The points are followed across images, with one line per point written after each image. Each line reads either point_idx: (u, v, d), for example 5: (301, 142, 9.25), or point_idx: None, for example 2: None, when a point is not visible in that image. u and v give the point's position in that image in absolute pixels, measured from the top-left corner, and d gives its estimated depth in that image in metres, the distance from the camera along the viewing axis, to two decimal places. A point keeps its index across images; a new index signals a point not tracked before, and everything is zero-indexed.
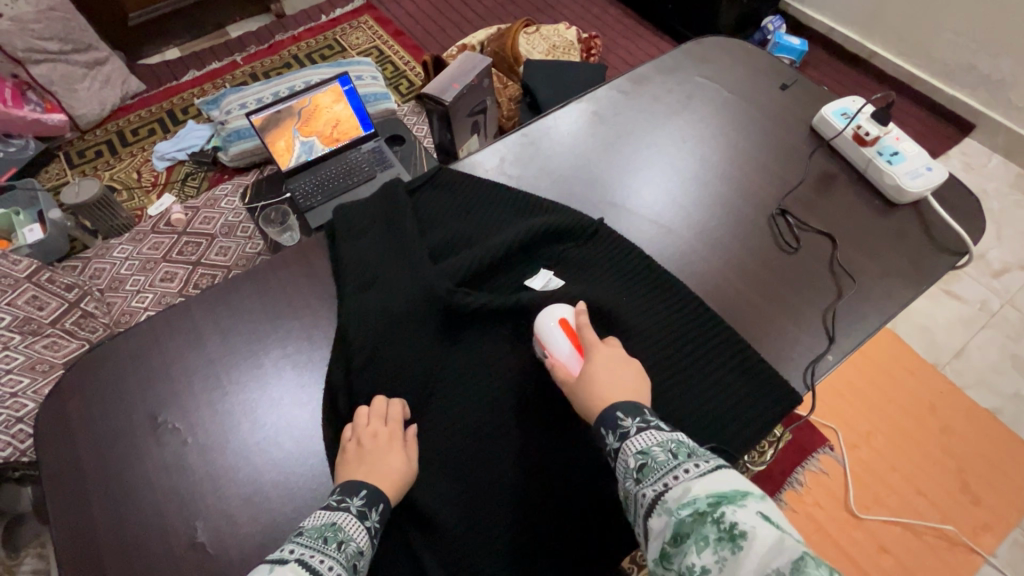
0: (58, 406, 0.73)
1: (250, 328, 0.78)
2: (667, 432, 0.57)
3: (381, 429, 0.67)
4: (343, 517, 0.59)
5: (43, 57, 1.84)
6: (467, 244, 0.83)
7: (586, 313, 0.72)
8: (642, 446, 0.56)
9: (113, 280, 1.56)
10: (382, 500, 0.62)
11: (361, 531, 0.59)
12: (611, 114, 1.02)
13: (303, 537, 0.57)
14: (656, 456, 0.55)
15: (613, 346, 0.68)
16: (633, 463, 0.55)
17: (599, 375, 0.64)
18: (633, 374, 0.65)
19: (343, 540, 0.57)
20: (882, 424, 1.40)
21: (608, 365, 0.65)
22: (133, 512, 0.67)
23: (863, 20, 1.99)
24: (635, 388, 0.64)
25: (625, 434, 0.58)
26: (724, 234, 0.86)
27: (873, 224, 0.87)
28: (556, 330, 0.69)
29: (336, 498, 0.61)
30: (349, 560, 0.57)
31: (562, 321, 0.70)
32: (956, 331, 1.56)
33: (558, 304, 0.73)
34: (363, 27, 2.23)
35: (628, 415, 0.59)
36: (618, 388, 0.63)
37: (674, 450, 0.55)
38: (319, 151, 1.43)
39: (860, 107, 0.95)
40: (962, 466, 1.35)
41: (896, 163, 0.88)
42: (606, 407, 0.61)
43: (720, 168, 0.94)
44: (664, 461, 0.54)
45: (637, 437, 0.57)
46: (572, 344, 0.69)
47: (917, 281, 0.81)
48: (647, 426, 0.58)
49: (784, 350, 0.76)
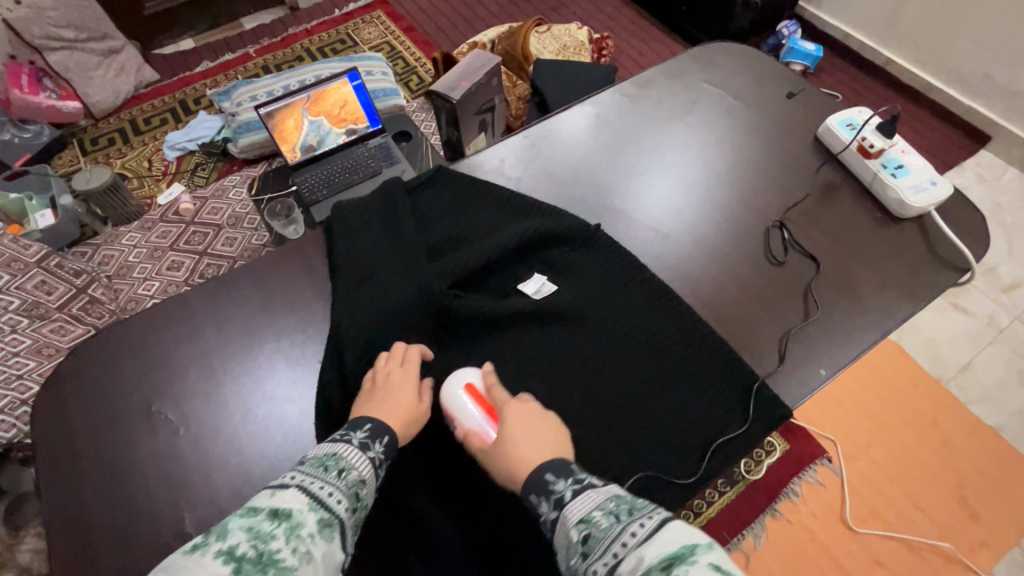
0: (55, 390, 0.74)
1: (247, 320, 0.79)
2: (605, 490, 0.55)
3: (396, 369, 0.69)
4: (345, 448, 0.60)
5: (60, 45, 1.87)
6: (462, 245, 0.84)
7: (495, 372, 0.71)
8: (582, 514, 0.54)
9: (121, 267, 1.59)
10: (386, 433, 0.63)
11: (363, 461, 0.60)
12: (614, 117, 1.01)
13: (304, 466, 0.57)
14: (598, 522, 0.52)
15: (527, 402, 0.68)
16: (576, 535, 0.53)
17: (517, 434, 0.63)
18: (548, 427, 0.65)
19: (344, 469, 0.58)
20: (881, 437, 1.38)
21: (523, 423, 0.64)
22: (124, 498, 0.68)
23: (879, 26, 1.96)
24: (555, 443, 0.63)
25: (559, 501, 0.56)
26: (722, 243, 0.86)
27: (875, 236, 0.86)
28: (462, 398, 0.68)
29: (340, 432, 0.62)
30: (350, 488, 0.57)
31: (470, 386, 0.69)
32: (962, 345, 1.54)
33: (464, 369, 0.71)
34: (375, 22, 2.24)
35: (560, 477, 0.58)
36: (536, 447, 0.62)
37: (615, 511, 0.52)
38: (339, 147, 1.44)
39: (866, 117, 0.93)
40: (961, 480, 1.34)
41: (900, 177, 0.86)
42: (531, 472, 0.60)
43: (722, 175, 0.94)
44: (606, 527, 0.51)
45: (573, 503, 0.55)
46: (477, 407, 0.67)
47: (917, 296, 0.80)
48: (581, 488, 0.56)
49: (782, 365, 0.75)
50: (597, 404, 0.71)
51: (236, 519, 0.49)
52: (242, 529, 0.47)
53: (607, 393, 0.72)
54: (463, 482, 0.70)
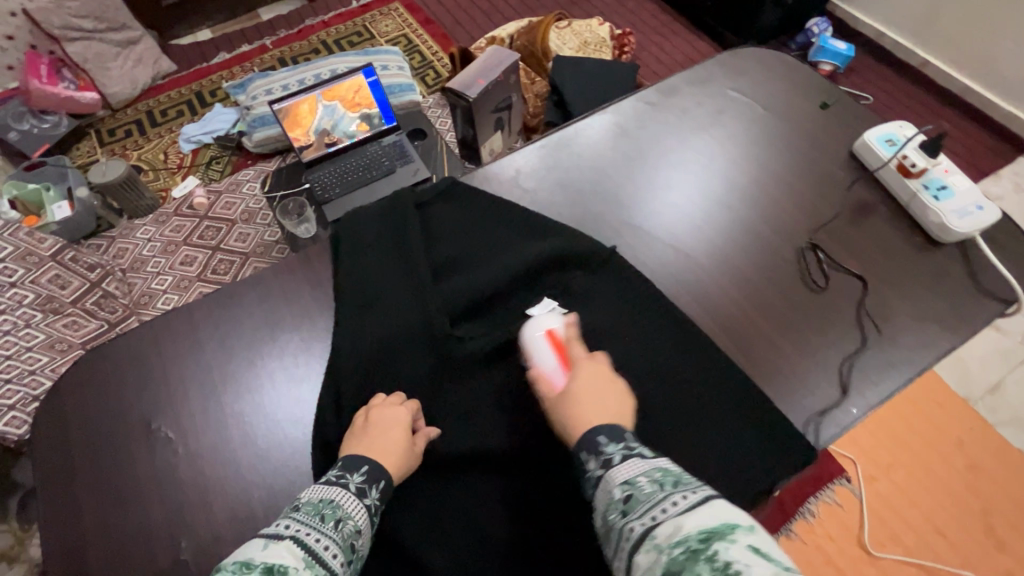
0: (56, 403, 0.73)
1: (249, 336, 0.77)
2: (652, 461, 0.53)
3: (393, 409, 0.67)
4: (341, 494, 0.58)
5: (78, 35, 1.87)
6: (469, 266, 0.81)
7: (575, 328, 0.71)
8: (627, 477, 0.52)
9: (135, 261, 1.59)
10: (383, 477, 0.61)
11: (360, 509, 0.57)
12: (635, 126, 0.97)
13: (299, 513, 0.54)
14: (642, 487, 0.50)
15: (599, 362, 0.66)
16: (618, 495, 0.51)
17: (584, 392, 0.62)
18: (615, 392, 0.63)
19: (341, 518, 0.55)
20: (904, 458, 1.32)
21: (592, 381, 0.63)
22: (120, 519, 0.67)
23: (916, 25, 1.87)
24: (617, 409, 0.61)
25: (607, 462, 0.54)
26: (746, 267, 0.81)
27: (911, 262, 0.81)
28: (540, 342, 0.69)
29: (335, 474, 0.60)
30: (346, 540, 0.55)
31: (550, 333, 0.69)
32: (992, 365, 1.47)
33: (548, 316, 0.72)
34: (392, 15, 2.20)
35: (611, 441, 0.56)
36: (596, 409, 0.60)
37: (660, 481, 0.50)
38: (354, 133, 1.43)
39: (908, 133, 0.87)
40: (986, 506, 1.27)
41: (942, 200, 0.81)
42: (585, 430, 0.58)
43: (747, 192, 0.89)
44: (650, 493, 0.49)
45: (620, 465, 0.53)
46: (554, 356, 0.68)
47: (956, 329, 0.76)
48: (630, 454, 0.54)
49: (806, 398, 0.71)
50: None
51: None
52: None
53: None
54: (468, 516, 0.67)
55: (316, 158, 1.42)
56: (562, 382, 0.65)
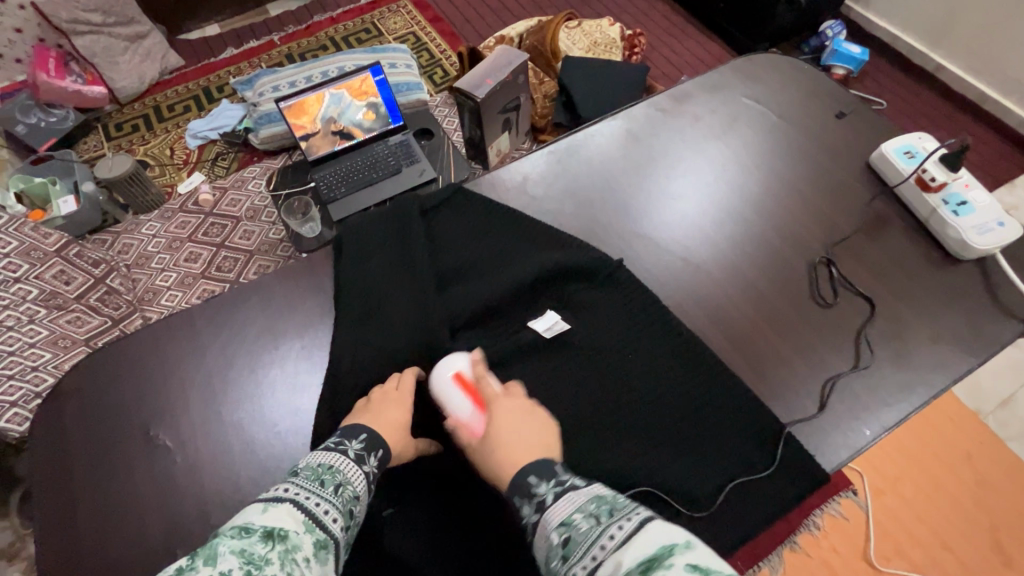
0: (56, 407, 0.73)
1: (251, 343, 0.76)
2: (587, 493, 0.53)
3: (392, 392, 0.67)
4: (339, 460, 0.58)
5: (87, 29, 1.86)
6: (471, 277, 0.80)
7: (484, 363, 0.70)
8: (563, 517, 0.51)
9: (139, 257, 1.58)
10: (381, 446, 0.62)
11: (358, 476, 0.58)
12: (646, 133, 0.95)
13: (298, 479, 0.55)
14: (579, 526, 0.49)
15: (516, 396, 0.66)
16: (556, 539, 0.50)
17: (504, 431, 0.61)
18: (535, 424, 0.63)
19: (341, 483, 0.56)
20: (912, 471, 1.27)
21: (511, 417, 0.63)
22: (116, 529, 0.66)
23: (933, 31, 1.84)
24: (542, 441, 0.61)
25: (541, 504, 0.54)
26: (758, 281, 0.79)
27: (929, 279, 0.79)
28: (450, 386, 0.67)
29: (334, 441, 0.61)
30: (346, 505, 0.55)
31: (457, 376, 0.67)
32: (1005, 379, 1.44)
33: (454, 354, 0.70)
34: (401, 12, 2.18)
35: (542, 480, 0.56)
36: (523, 446, 0.60)
37: (596, 514, 0.50)
38: (360, 121, 1.41)
39: (927, 146, 0.85)
40: (995, 522, 1.21)
41: (962, 215, 0.79)
42: (516, 472, 0.58)
43: (759, 203, 0.87)
44: (586, 530, 0.49)
45: (554, 506, 0.53)
46: (467, 398, 0.66)
47: (974, 350, 0.74)
48: (563, 491, 0.54)
49: (818, 416, 0.69)
50: (615, 455, 0.66)
51: (227, 540, 0.44)
52: (232, 553, 0.43)
53: (627, 441, 0.67)
54: (469, 532, 0.66)
55: (323, 149, 1.40)
56: (480, 425, 0.65)
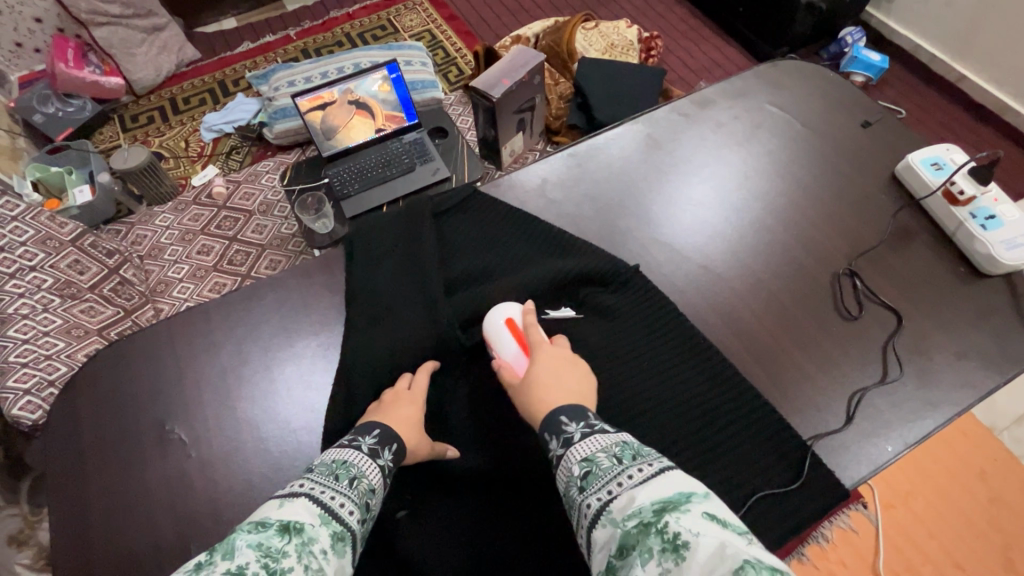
0: (72, 400, 0.73)
1: (267, 340, 0.76)
2: (614, 436, 0.51)
3: (403, 393, 0.67)
4: (354, 455, 0.57)
5: (105, 20, 1.87)
6: (484, 280, 0.79)
7: (536, 313, 0.69)
8: (587, 453, 0.49)
9: (153, 248, 1.59)
10: (395, 440, 0.60)
11: (373, 469, 0.57)
12: (667, 138, 0.94)
13: (313, 474, 0.53)
14: (601, 462, 0.48)
15: (562, 345, 0.66)
16: (577, 471, 0.49)
17: (543, 375, 0.60)
18: (578, 374, 0.61)
19: (356, 476, 0.54)
20: (923, 485, 1.21)
21: (556, 364, 0.61)
22: (127, 523, 0.66)
23: (955, 39, 1.81)
24: (578, 389, 0.59)
25: (568, 441, 0.52)
26: (779, 291, 0.78)
27: (955, 295, 0.78)
28: (503, 330, 0.67)
29: (347, 437, 0.59)
30: (361, 497, 0.53)
31: (510, 320, 0.68)
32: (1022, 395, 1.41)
33: (508, 302, 0.70)
34: (417, 10, 2.18)
35: (573, 420, 0.54)
36: (560, 390, 0.58)
37: (619, 455, 0.48)
38: (376, 94, 1.38)
39: (955, 157, 0.84)
40: (1008, 542, 1.15)
41: (990, 229, 0.77)
42: (550, 411, 0.56)
43: (780, 212, 0.86)
44: (608, 468, 0.47)
45: (580, 443, 0.51)
46: (514, 344, 0.66)
47: (1000, 368, 0.72)
48: (591, 432, 0.52)
49: (839, 430, 0.68)
50: None
51: (243, 535, 0.43)
52: (249, 547, 0.41)
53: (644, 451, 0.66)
54: (481, 541, 0.65)
55: (339, 118, 1.39)
56: (523, 368, 0.64)
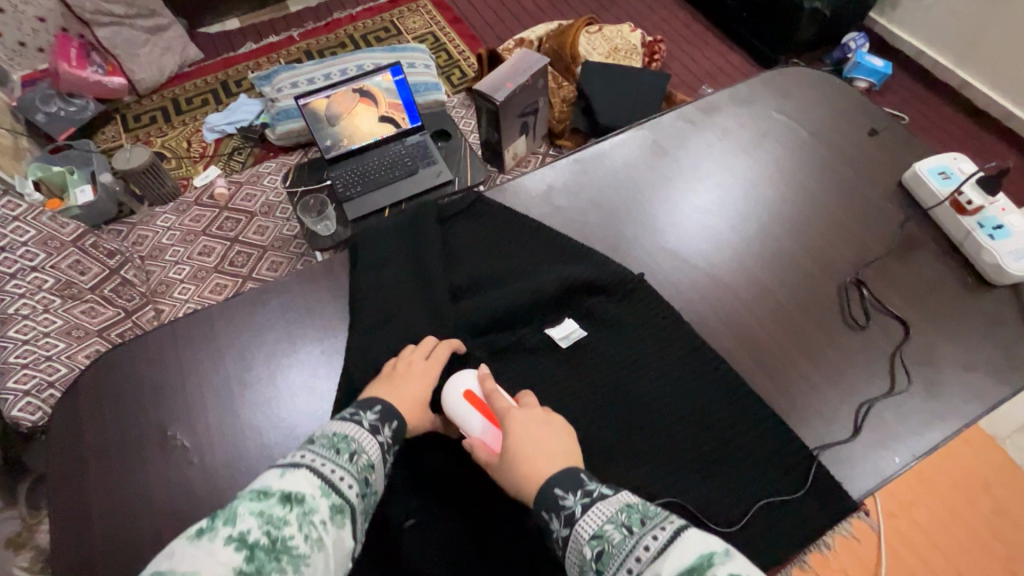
0: (73, 404, 0.72)
1: (270, 345, 0.76)
2: (614, 500, 0.51)
3: (419, 360, 0.68)
4: (355, 429, 0.57)
5: (109, 20, 1.87)
6: (488, 287, 0.79)
7: (493, 377, 0.66)
8: (594, 528, 0.49)
9: (154, 249, 1.59)
10: (395, 418, 0.61)
11: (373, 445, 0.57)
12: (672, 145, 0.94)
13: (315, 445, 0.54)
14: (611, 537, 0.48)
15: (530, 406, 0.63)
16: (589, 552, 0.48)
17: (522, 441, 0.58)
18: (556, 435, 0.60)
19: (356, 451, 0.55)
20: (925, 493, 1.20)
21: (530, 428, 0.59)
22: (128, 529, 0.65)
23: (958, 46, 1.81)
24: (564, 452, 0.58)
25: (570, 517, 0.51)
26: (785, 300, 0.78)
27: (962, 305, 0.77)
28: (461, 406, 0.64)
29: (350, 411, 0.59)
30: (360, 472, 0.54)
31: (469, 393, 0.65)
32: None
33: (463, 372, 0.67)
34: (420, 12, 2.18)
35: (570, 491, 0.53)
36: (545, 457, 0.57)
37: (627, 524, 0.48)
38: (379, 80, 1.37)
39: (962, 167, 0.84)
40: (1010, 552, 1.14)
41: (998, 240, 0.77)
42: (541, 485, 0.55)
43: (787, 220, 0.85)
44: (620, 541, 0.47)
45: (584, 518, 0.50)
46: (478, 416, 0.64)
47: (1008, 380, 0.72)
48: (592, 501, 0.51)
49: (847, 442, 0.68)
50: (637, 476, 0.64)
51: (245, 503, 0.44)
52: (252, 514, 0.43)
53: (649, 461, 0.65)
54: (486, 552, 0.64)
55: (342, 106, 1.38)
56: (496, 441, 0.62)
